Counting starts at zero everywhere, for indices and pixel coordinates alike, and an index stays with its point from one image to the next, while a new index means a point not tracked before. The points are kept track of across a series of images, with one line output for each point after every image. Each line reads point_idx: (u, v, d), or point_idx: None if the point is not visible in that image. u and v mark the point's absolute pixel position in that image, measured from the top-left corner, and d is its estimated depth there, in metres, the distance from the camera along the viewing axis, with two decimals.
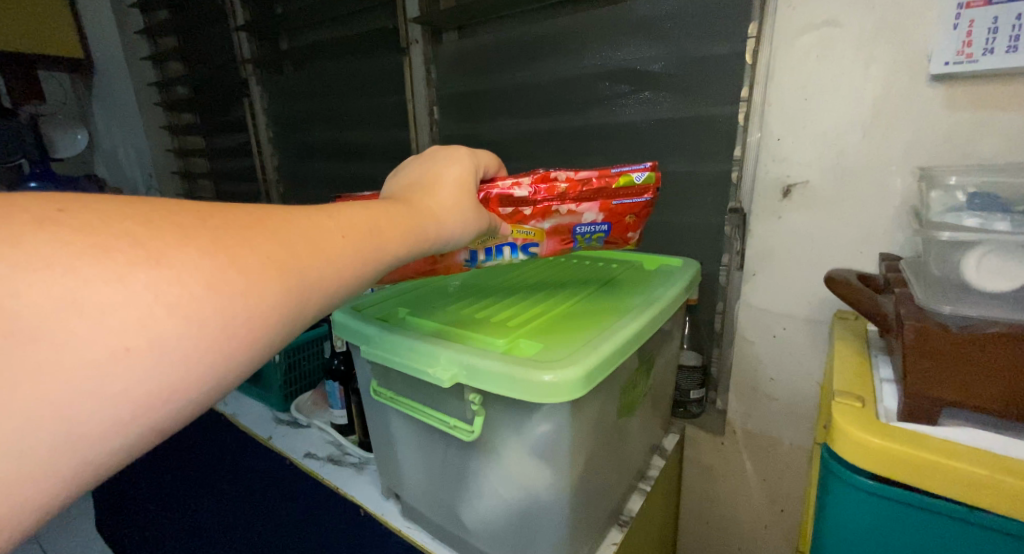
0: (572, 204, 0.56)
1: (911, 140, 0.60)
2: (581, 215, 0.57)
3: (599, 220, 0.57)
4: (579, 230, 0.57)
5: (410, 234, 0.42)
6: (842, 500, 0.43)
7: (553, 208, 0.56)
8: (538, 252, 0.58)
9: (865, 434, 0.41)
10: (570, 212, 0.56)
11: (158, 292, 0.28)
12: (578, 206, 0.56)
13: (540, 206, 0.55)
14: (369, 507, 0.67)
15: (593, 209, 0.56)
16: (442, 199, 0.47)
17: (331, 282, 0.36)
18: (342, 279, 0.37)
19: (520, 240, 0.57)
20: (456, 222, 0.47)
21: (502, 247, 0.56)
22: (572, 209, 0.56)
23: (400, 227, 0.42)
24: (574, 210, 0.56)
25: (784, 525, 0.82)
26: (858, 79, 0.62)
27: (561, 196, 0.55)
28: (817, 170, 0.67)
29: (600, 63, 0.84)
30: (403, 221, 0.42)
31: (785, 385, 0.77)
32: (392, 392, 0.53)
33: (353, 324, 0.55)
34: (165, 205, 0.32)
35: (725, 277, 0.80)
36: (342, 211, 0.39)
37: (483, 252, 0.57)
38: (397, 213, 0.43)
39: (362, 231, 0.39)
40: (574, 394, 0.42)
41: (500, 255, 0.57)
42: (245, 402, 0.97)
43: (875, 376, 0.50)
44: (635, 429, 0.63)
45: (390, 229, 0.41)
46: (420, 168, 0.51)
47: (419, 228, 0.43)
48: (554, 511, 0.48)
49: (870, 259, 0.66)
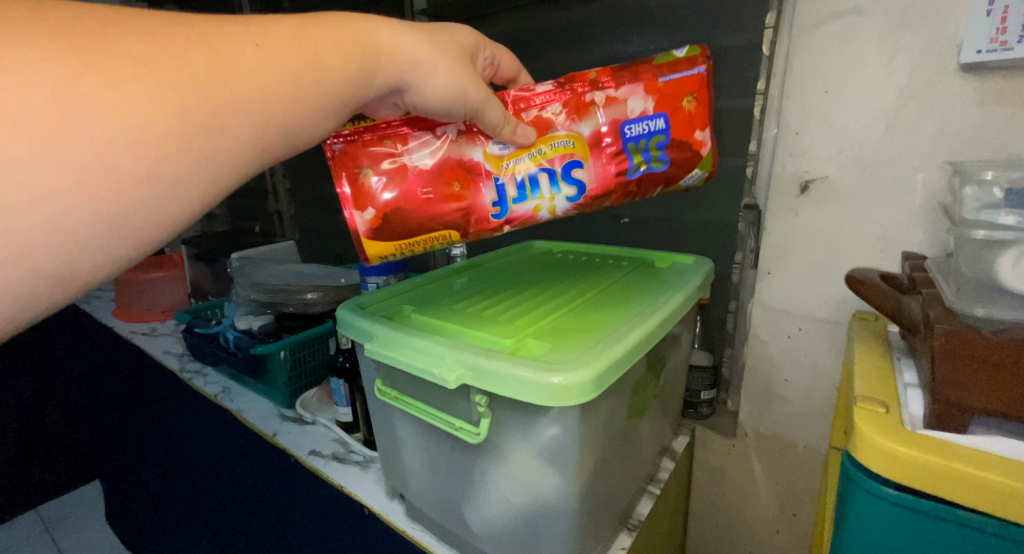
0: (610, 91, 0.54)
1: (938, 135, 0.58)
2: (623, 103, 0.54)
3: (644, 108, 0.54)
4: (626, 125, 0.54)
5: (336, 51, 0.42)
6: (863, 509, 0.41)
7: (587, 99, 0.54)
8: (583, 176, 0.55)
9: (887, 440, 0.39)
10: (609, 99, 0.54)
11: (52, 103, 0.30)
12: (618, 92, 0.54)
13: (571, 103, 0.55)
14: (373, 506, 0.66)
15: (637, 95, 0.54)
16: (402, 43, 0.47)
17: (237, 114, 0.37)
18: (251, 101, 0.38)
19: (558, 169, 0.55)
20: (414, 64, 0.47)
21: (538, 177, 0.55)
22: (611, 96, 0.54)
23: (346, 55, 0.43)
24: (614, 97, 0.54)
25: (796, 530, 0.81)
26: (881, 70, 0.59)
27: (593, 86, 0.55)
28: (838, 166, 0.65)
29: (609, 55, 0.82)
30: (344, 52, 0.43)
31: (799, 386, 0.75)
32: (396, 392, 0.51)
33: (358, 321, 0.54)
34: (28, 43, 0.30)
35: (737, 276, 0.78)
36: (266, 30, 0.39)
37: (517, 188, 0.55)
38: (353, 35, 0.44)
39: (283, 60, 0.39)
40: (583, 397, 0.40)
41: (536, 186, 0.55)
42: (250, 398, 0.93)
43: (898, 380, 0.48)
44: (644, 430, 0.62)
45: (312, 44, 0.41)
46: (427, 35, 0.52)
47: (354, 49, 0.43)
48: (561, 515, 0.47)
49: (891, 258, 0.64)
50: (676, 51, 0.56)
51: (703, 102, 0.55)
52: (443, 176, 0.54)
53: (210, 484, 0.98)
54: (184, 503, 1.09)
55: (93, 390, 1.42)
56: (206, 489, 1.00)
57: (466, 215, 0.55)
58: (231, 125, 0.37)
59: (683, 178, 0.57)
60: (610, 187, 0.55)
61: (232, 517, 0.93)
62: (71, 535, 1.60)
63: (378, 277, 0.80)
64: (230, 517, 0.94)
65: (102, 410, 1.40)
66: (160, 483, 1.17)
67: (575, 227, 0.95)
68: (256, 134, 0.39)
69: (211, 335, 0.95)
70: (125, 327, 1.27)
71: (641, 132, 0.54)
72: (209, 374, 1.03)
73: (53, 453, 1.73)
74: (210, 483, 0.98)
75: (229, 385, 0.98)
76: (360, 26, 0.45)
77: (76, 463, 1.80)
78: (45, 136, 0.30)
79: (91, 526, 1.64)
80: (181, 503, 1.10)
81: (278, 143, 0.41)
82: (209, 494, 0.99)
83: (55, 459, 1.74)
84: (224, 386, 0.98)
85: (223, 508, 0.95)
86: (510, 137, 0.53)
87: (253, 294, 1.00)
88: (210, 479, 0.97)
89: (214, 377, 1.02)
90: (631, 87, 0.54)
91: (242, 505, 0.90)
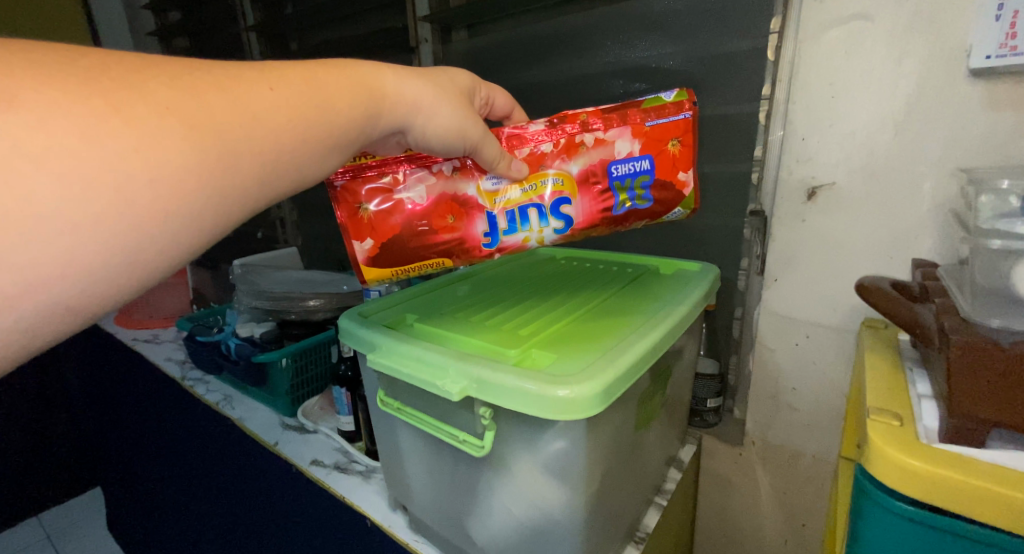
0: (599, 133, 0.55)
1: (948, 142, 0.57)
2: (612, 145, 0.55)
3: (633, 150, 0.55)
4: (614, 166, 0.55)
5: (348, 89, 0.43)
6: (877, 525, 0.40)
7: (577, 141, 0.55)
8: (570, 210, 0.55)
9: (902, 455, 0.38)
10: (597, 142, 0.55)
11: (50, 131, 0.29)
12: (607, 134, 0.55)
13: (562, 142, 0.55)
14: (375, 518, 0.65)
15: (624, 137, 0.55)
16: (405, 84, 0.47)
17: (242, 139, 0.36)
18: (257, 128, 0.37)
19: (548, 199, 0.55)
20: (416, 97, 0.47)
21: (527, 210, 0.55)
22: (599, 139, 0.55)
23: (352, 92, 0.43)
24: (602, 139, 0.55)
25: (804, 541, 0.79)
26: (888, 75, 0.59)
27: (585, 127, 0.55)
28: (845, 171, 0.64)
29: (612, 61, 0.81)
30: (353, 89, 0.43)
31: (807, 395, 0.74)
32: (399, 403, 0.50)
33: (359, 332, 0.53)
34: (24, 74, 0.30)
35: (743, 282, 0.77)
36: (273, 69, 0.39)
37: (507, 219, 0.55)
38: (360, 74, 0.44)
39: (294, 94, 0.39)
40: (589, 411, 0.39)
41: (526, 220, 0.55)
42: (252, 406, 0.93)
43: (912, 391, 0.47)
44: (651, 441, 0.61)
45: (323, 84, 0.41)
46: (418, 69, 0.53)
47: (363, 89, 0.44)
48: (566, 530, 0.46)
49: (901, 265, 0.63)
50: (665, 94, 0.56)
51: (688, 146, 0.55)
52: (437, 210, 0.54)
53: (212, 493, 0.97)
54: (186, 511, 1.08)
55: (95, 395, 1.42)
56: (207, 497, 0.99)
57: (458, 245, 0.55)
58: (248, 142, 0.36)
59: (667, 215, 0.58)
60: (595, 223, 0.56)
61: (234, 526, 0.92)
62: (72, 542, 1.60)
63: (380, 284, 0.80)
64: (232, 526, 0.93)
65: (104, 416, 1.40)
66: (162, 490, 1.16)
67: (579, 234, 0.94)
68: (273, 155, 0.38)
69: (212, 343, 0.95)
70: (128, 333, 1.27)
71: (627, 173, 0.55)
72: (210, 382, 1.03)
73: (55, 459, 1.73)
74: (211, 491, 0.97)
75: (231, 394, 0.98)
76: (365, 65, 0.45)
77: (78, 469, 1.79)
78: (54, 152, 0.29)
79: (93, 532, 1.64)
80: (182, 511, 1.10)
81: (286, 176, 0.40)
82: (210, 503, 0.98)
83: (57, 465, 1.74)
84: (226, 394, 0.98)
85: (224, 517, 0.95)
86: (504, 173, 0.53)
87: (256, 302, 0.99)
88: (212, 487, 0.97)
89: (216, 385, 1.01)
90: (620, 129, 0.55)
91: (243, 514, 0.89)
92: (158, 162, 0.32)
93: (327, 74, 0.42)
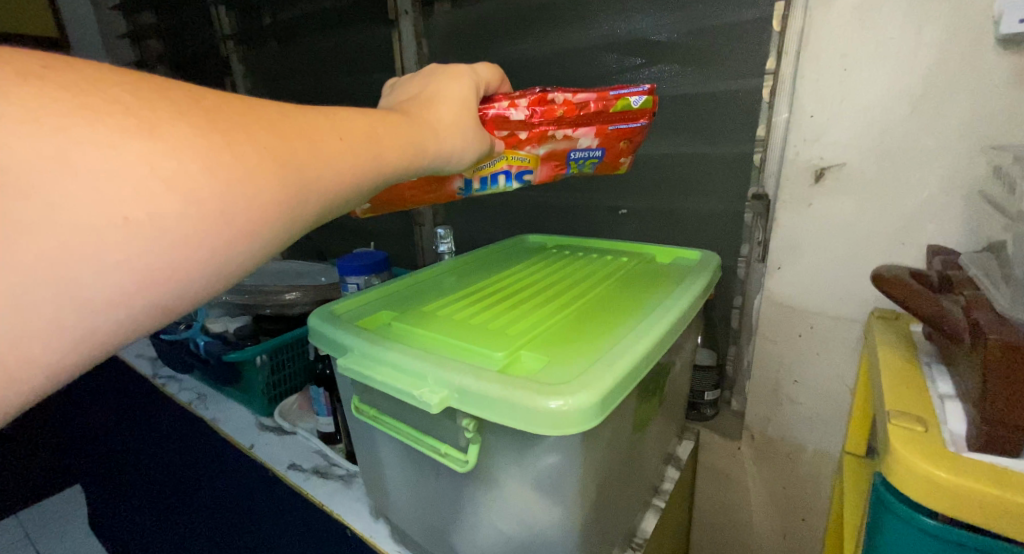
0: (568, 129, 0.54)
1: (970, 117, 0.53)
2: (576, 141, 0.55)
3: (593, 145, 0.57)
4: (574, 155, 0.57)
5: (405, 141, 0.39)
6: (898, 538, 0.37)
7: (550, 133, 0.53)
8: (532, 179, 0.56)
9: (930, 465, 0.34)
10: (566, 137, 0.54)
11: None
12: (575, 131, 0.54)
13: (537, 130, 0.53)
14: (356, 528, 0.60)
15: (589, 134, 0.55)
16: (447, 131, 0.44)
17: (289, 174, 0.31)
18: (306, 161, 0.32)
19: (515, 167, 0.55)
20: (457, 140, 0.44)
21: (496, 176, 0.55)
22: (568, 134, 0.54)
23: (402, 141, 0.39)
24: (570, 135, 0.54)
25: (805, 537, 0.77)
26: (907, 45, 0.54)
27: (559, 121, 0.52)
28: (856, 151, 0.59)
29: (606, 33, 0.76)
30: (409, 139, 0.40)
31: (810, 388, 0.71)
32: (375, 410, 0.46)
33: (330, 333, 0.48)
34: None
35: (744, 270, 0.74)
36: (334, 116, 0.36)
37: (478, 181, 0.55)
38: (410, 125, 0.41)
39: (348, 136, 0.35)
40: (584, 424, 0.35)
41: (494, 184, 0.55)
42: (227, 406, 0.88)
43: (933, 391, 0.43)
44: (649, 443, 0.57)
45: (382, 134, 0.38)
46: (419, 86, 0.48)
47: (415, 137, 0.40)
48: (559, 548, 0.42)
49: (914, 251, 0.59)
50: (636, 98, 0.54)
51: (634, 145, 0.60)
52: None
53: (189, 496, 0.93)
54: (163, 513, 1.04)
55: (69, 393, 1.37)
56: (184, 501, 0.95)
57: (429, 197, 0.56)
58: (296, 176, 0.31)
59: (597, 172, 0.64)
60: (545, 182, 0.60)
61: (212, 530, 0.88)
62: None
63: (359, 276, 0.74)
64: (209, 530, 0.89)
65: (78, 415, 1.34)
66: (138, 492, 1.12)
67: (571, 221, 0.89)
68: (319, 190, 0.33)
69: (181, 341, 0.89)
70: None
71: (583, 158, 0.58)
72: (185, 381, 0.98)
73: None
74: (188, 494, 0.93)
75: (209, 392, 0.93)
76: (405, 113, 0.42)
77: None
78: None
79: None
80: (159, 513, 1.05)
81: (330, 214, 0.35)
82: (186, 506, 0.94)
83: None
84: (200, 393, 0.93)
85: (202, 521, 0.90)
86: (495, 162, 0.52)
87: (226, 295, 0.91)
88: (188, 490, 0.93)
89: (191, 384, 0.97)
90: (588, 128, 0.55)
91: (221, 520, 0.84)
92: (186, 176, 0.27)
93: (385, 123, 0.39)
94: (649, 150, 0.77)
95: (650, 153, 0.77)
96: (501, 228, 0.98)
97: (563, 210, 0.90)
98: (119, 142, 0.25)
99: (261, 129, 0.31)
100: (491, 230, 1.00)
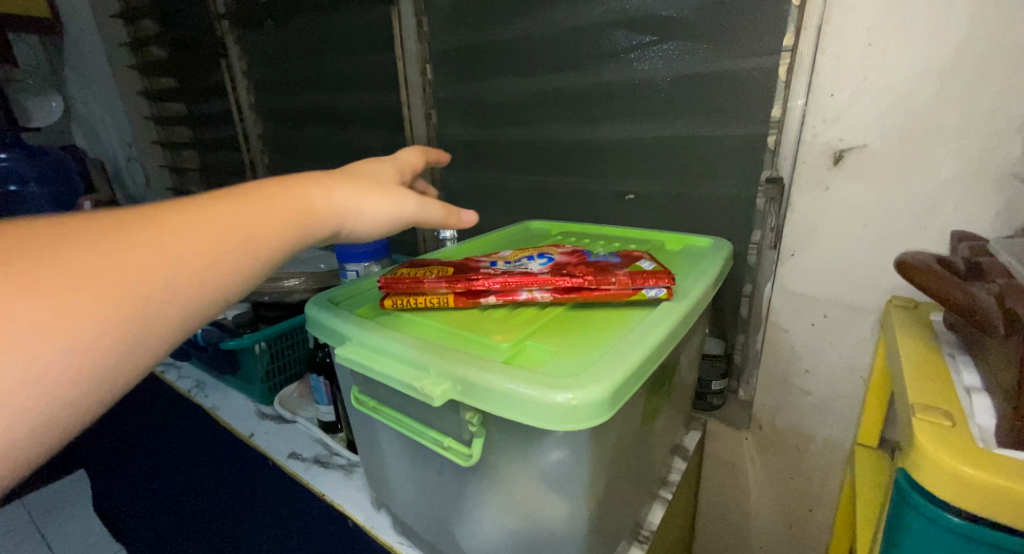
0: None
1: (1000, 96, 0.50)
2: None
3: None
4: None
5: (300, 205, 0.34)
6: (919, 534, 0.35)
7: None
8: None
9: (956, 461, 0.32)
10: None
11: None
12: None
13: None
14: (358, 518, 0.59)
15: None
16: (355, 184, 0.38)
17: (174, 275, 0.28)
18: (201, 257, 0.29)
19: None
20: (369, 189, 0.38)
21: None
22: None
23: (298, 203, 0.34)
24: None
25: (812, 528, 0.75)
26: (936, 19, 0.51)
27: None
28: (878, 132, 0.57)
29: (613, 9, 0.73)
30: (304, 198, 0.35)
31: (822, 378, 0.69)
32: (375, 401, 0.44)
33: (328, 321, 0.46)
34: None
35: (754, 258, 0.71)
36: (225, 195, 0.32)
37: None
38: (302, 184, 0.35)
39: (245, 212, 0.32)
40: (595, 418, 0.33)
41: None
42: (227, 394, 0.87)
43: (958, 383, 0.41)
44: (657, 433, 0.55)
45: (277, 203, 0.33)
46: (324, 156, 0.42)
47: (309, 197, 0.35)
48: (565, 545, 0.40)
49: (936, 237, 0.56)
50: None
51: None
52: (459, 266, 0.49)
53: (190, 483, 0.92)
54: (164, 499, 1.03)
55: None
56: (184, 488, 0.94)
57: None
58: (195, 271, 0.29)
59: None
60: None
61: (213, 517, 0.88)
62: None
63: (359, 263, 0.72)
64: (210, 517, 0.88)
65: None
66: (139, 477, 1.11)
67: (575, 206, 0.87)
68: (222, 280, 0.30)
69: None
70: None
71: None
72: (183, 369, 0.97)
73: None
74: (189, 481, 0.92)
75: (208, 380, 0.92)
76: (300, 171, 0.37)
77: None
78: None
79: None
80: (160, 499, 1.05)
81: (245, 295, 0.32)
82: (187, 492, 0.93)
83: None
84: (199, 381, 0.92)
85: (202, 508, 0.90)
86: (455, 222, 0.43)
87: None
88: (189, 477, 0.92)
89: (190, 371, 0.95)
90: None
91: (222, 507, 0.84)
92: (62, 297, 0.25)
93: (277, 187, 0.34)
94: (657, 133, 0.74)
95: (658, 135, 0.74)
96: (504, 214, 0.96)
97: (568, 195, 0.87)
98: (72, 286, 0.25)
99: (135, 233, 0.28)
100: (493, 216, 0.98)
